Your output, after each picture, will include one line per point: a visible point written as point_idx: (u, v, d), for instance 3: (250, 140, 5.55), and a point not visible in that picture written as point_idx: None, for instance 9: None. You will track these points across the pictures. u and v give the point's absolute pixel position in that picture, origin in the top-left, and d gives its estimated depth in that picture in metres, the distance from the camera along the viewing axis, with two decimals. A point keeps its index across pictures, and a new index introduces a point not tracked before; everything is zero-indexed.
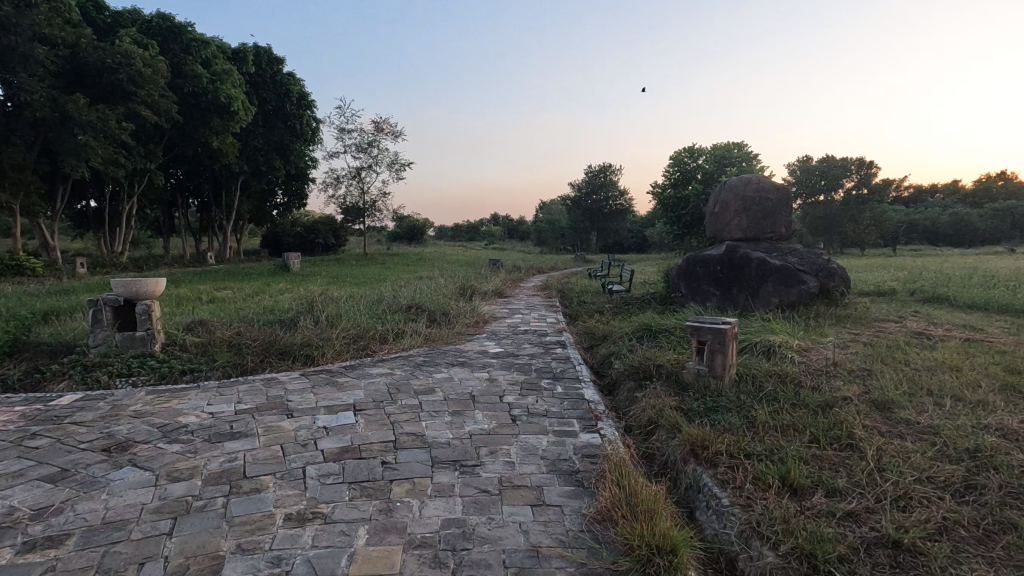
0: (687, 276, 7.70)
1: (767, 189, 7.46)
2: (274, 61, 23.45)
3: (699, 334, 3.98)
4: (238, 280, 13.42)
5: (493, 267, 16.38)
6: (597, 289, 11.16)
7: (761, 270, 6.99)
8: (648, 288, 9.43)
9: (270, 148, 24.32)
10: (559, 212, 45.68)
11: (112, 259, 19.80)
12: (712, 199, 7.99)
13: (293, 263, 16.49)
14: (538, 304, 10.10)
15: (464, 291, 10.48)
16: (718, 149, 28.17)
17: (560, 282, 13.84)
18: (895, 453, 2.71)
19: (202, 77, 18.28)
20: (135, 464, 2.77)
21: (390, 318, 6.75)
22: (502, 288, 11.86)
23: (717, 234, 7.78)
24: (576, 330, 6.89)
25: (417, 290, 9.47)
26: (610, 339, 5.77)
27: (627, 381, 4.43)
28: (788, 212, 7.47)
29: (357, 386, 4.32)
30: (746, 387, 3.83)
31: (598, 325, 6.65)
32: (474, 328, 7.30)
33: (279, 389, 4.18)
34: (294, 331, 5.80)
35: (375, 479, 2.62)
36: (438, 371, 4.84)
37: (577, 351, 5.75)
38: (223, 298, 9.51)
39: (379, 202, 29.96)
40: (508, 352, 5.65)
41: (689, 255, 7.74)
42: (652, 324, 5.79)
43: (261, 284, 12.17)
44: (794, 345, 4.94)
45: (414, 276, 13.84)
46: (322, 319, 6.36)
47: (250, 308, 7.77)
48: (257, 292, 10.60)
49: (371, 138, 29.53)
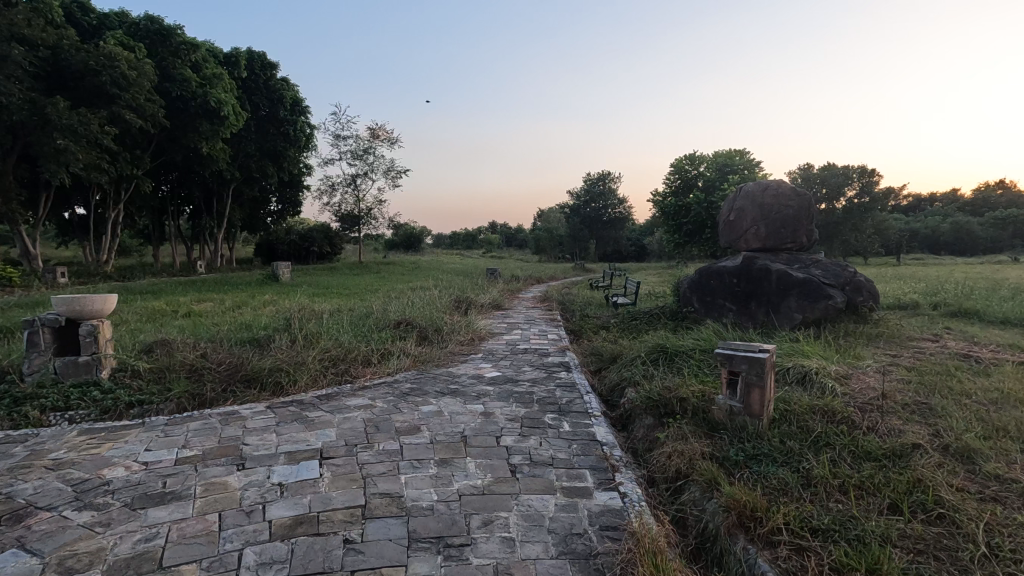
0: (701, 290, 7.12)
1: (786, 196, 6.85)
2: (267, 66, 22.94)
3: (733, 364, 3.36)
4: (223, 291, 12.78)
5: (490, 277, 15.79)
6: (600, 301, 10.56)
7: (783, 284, 6.40)
8: (655, 301, 8.85)
9: (262, 155, 23.75)
10: (557, 220, 45.25)
11: (97, 269, 19.16)
12: (727, 206, 7.40)
13: (282, 272, 15.86)
14: (537, 318, 9.51)
15: (459, 304, 9.87)
16: (720, 157, 27.71)
17: (560, 293, 13.27)
18: (1008, 533, 2.10)
19: (191, 81, 17.73)
20: (22, 545, 2.14)
21: (377, 337, 6.13)
22: (500, 299, 11.26)
23: (733, 245, 7.19)
24: (582, 349, 6.29)
25: (409, 304, 8.88)
26: (621, 363, 5.16)
27: (645, 416, 3.81)
28: (809, 221, 6.86)
29: (330, 423, 3.69)
30: (790, 428, 3.21)
31: (606, 344, 6.04)
32: (469, 347, 6.69)
33: (236, 428, 3.54)
34: (267, 353, 5.17)
35: (331, 570, 2.00)
36: (427, 402, 4.21)
37: (583, 376, 5.12)
38: (201, 311, 8.89)
39: (374, 209, 29.40)
40: (507, 378, 5.03)
41: (703, 267, 7.15)
42: (669, 345, 5.18)
43: (246, 295, 11.57)
44: (832, 372, 4.33)
45: (409, 287, 13.26)
46: (301, 338, 5.74)
47: (226, 325, 7.14)
48: (240, 304, 9.99)
49: (367, 145, 29.01)
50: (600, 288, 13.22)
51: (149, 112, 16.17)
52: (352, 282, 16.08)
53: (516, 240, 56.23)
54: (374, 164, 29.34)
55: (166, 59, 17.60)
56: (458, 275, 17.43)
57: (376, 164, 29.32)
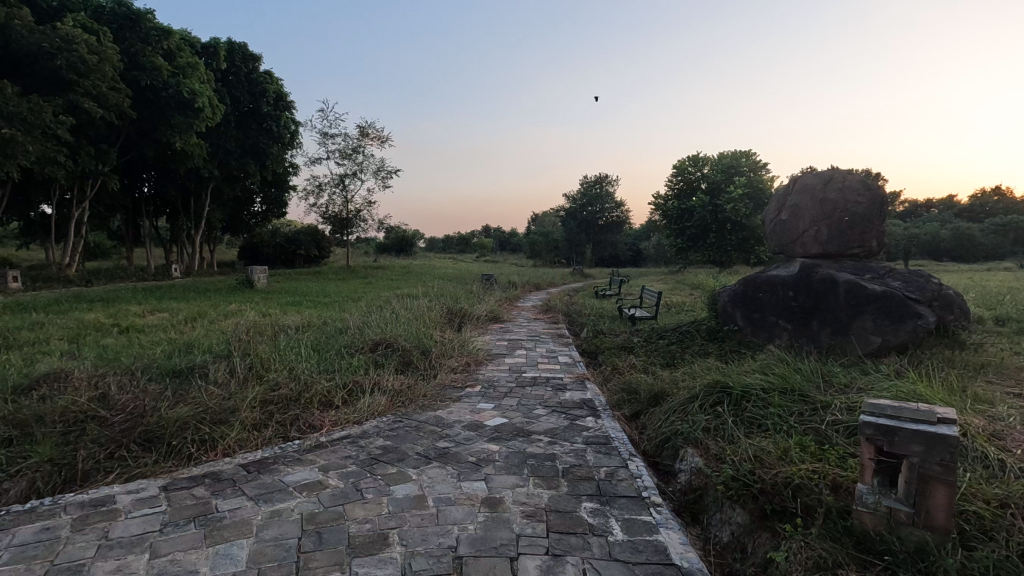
0: (747, 304, 5.87)
1: (854, 190, 5.56)
2: (249, 58, 21.58)
3: (896, 445, 2.08)
4: (185, 298, 11.37)
5: (484, 284, 14.49)
6: (612, 314, 9.27)
7: (855, 298, 5.15)
8: (681, 315, 7.60)
9: (243, 152, 22.34)
10: (553, 223, 44.09)
11: (60, 271, 17.64)
12: (776, 201, 6.16)
13: (258, 278, 14.48)
14: (543, 334, 8.22)
15: (452, 317, 8.57)
16: (725, 158, 26.46)
17: (564, 303, 11.96)
18: None
19: (163, 69, 16.32)
20: None
21: (346, 366, 4.76)
22: (498, 310, 9.95)
23: (785, 248, 5.91)
24: (609, 380, 5.01)
25: (394, 317, 7.56)
26: (668, 409, 3.86)
27: (737, 512, 2.50)
28: (882, 221, 5.54)
29: (247, 528, 2.32)
30: (1008, 560, 1.92)
31: (640, 376, 4.73)
32: (464, 376, 5.36)
33: (86, 543, 2.18)
34: (189, 391, 3.81)
35: None
36: (403, 479, 2.84)
37: (617, 425, 3.82)
38: (146, 326, 7.53)
39: (364, 211, 28.03)
40: (518, 430, 3.69)
41: (748, 276, 5.91)
42: (732, 382, 3.88)
43: (209, 304, 10.22)
44: (980, 430, 3.06)
45: (395, 295, 11.96)
46: (245, 366, 4.38)
47: (164, 346, 5.78)
48: (198, 316, 8.63)
49: (356, 143, 27.68)
50: (608, 297, 11.96)
51: (113, 102, 14.77)
52: (335, 288, 14.78)
53: (510, 243, 55.01)
54: (363, 164, 27.98)
55: (134, 46, 16.15)
56: (450, 281, 16.16)
57: (366, 164, 27.96)
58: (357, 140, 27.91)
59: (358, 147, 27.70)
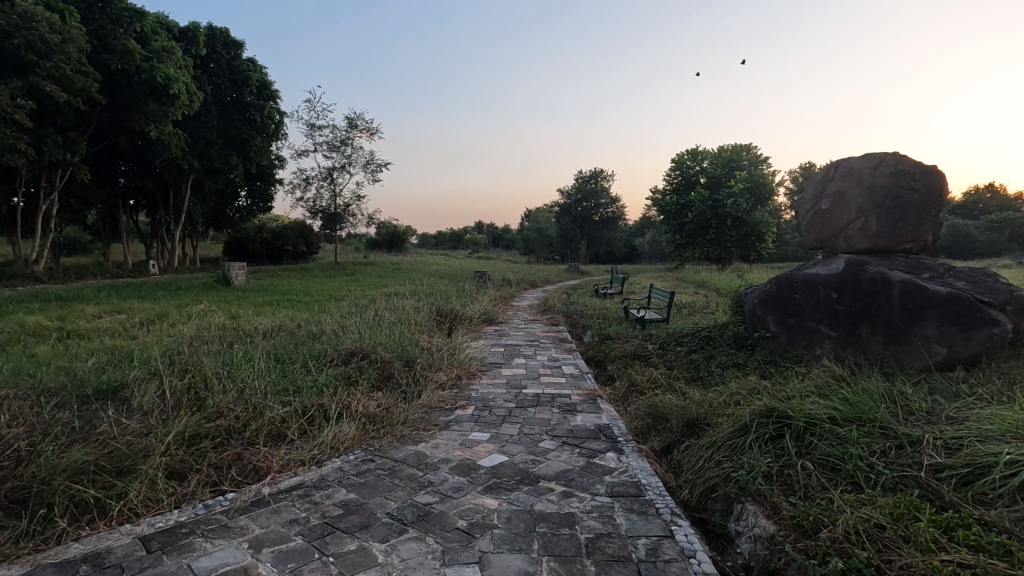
0: (780, 307, 5.09)
1: (908, 174, 4.74)
2: (231, 44, 20.61)
3: None
4: (150, 298, 10.46)
5: (477, 282, 13.68)
6: (617, 316, 8.48)
7: (915, 300, 4.38)
8: (696, 319, 6.83)
9: (225, 143, 21.35)
10: (547, 219, 43.32)
11: (26, 268, 16.61)
12: (814, 187, 5.39)
13: (235, 275, 13.61)
14: (541, 338, 7.43)
15: (441, 320, 7.78)
16: (724, 152, 25.70)
17: (562, 302, 11.16)
18: None
19: (136, 53, 15.32)
20: None
21: (310, 385, 3.93)
22: (492, 310, 9.14)
23: (826, 242, 5.13)
24: (627, 402, 4.20)
25: (376, 320, 6.75)
26: (711, 444, 3.06)
27: None
28: (940, 211, 4.73)
29: None
30: None
31: (667, 396, 3.93)
32: (454, 393, 4.53)
33: None
34: (97, 423, 2.96)
35: None
36: (363, 565, 2.01)
37: (647, 465, 3.02)
38: (95, 330, 6.68)
39: (353, 206, 27.10)
40: (522, 473, 2.88)
41: (782, 275, 5.12)
42: (790, 409, 3.08)
43: (175, 304, 9.38)
44: None
45: (381, 294, 11.12)
46: (183, 388, 3.55)
47: (99, 357, 4.92)
48: (158, 318, 7.78)
49: (344, 135, 26.72)
50: (609, 296, 11.19)
51: (80, 87, 13.79)
52: (318, 287, 13.92)
53: (503, 239, 54.20)
54: (352, 157, 27.04)
55: (104, 28, 15.17)
56: (441, 279, 15.33)
57: (355, 156, 27.01)
58: (346, 132, 26.94)
59: (346, 139, 26.76)
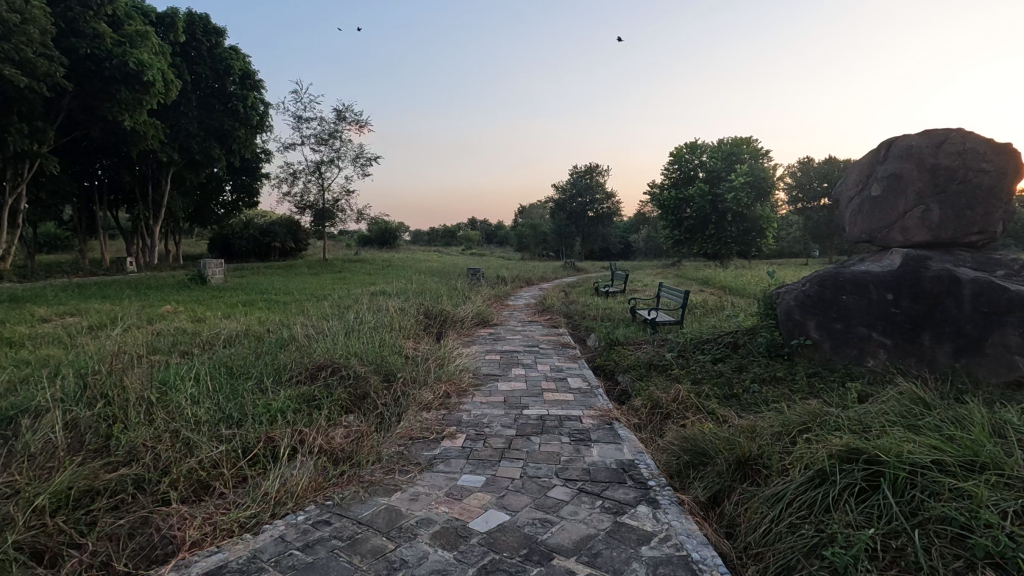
0: (822, 310, 4.36)
1: (977, 153, 4.00)
2: (212, 31, 19.64)
3: None
4: (114, 298, 9.62)
5: (470, 280, 12.90)
6: (623, 317, 7.72)
7: (992, 303, 3.64)
8: (715, 323, 6.12)
9: (206, 134, 20.40)
10: (541, 215, 42.60)
11: None
12: (858, 173, 4.67)
13: (212, 273, 12.81)
14: (541, 343, 6.68)
15: (430, 324, 7.03)
16: (724, 146, 25.00)
17: (560, 301, 10.40)
18: None
19: (107, 37, 14.37)
20: None
21: (261, 411, 3.16)
22: (486, 311, 8.37)
23: (876, 235, 4.39)
24: (653, 430, 3.48)
25: (356, 324, 5.97)
26: (777, 497, 2.32)
27: None
28: (1014, 200, 3.99)
29: None
30: None
31: (704, 423, 3.19)
32: (442, 416, 3.78)
33: None
34: None
35: None
36: None
37: (692, 528, 2.28)
38: (34, 336, 5.88)
39: (342, 200, 26.21)
40: (527, 544, 2.12)
41: (823, 273, 4.40)
42: (878, 449, 2.35)
43: (139, 306, 8.56)
44: None
45: (368, 293, 10.35)
46: (93, 419, 2.79)
47: (15, 372, 4.11)
48: (112, 322, 6.97)
49: (332, 127, 25.78)
50: (610, 295, 10.49)
51: (43, 72, 12.87)
52: (300, 285, 13.10)
53: (497, 236, 53.46)
54: (341, 150, 26.12)
55: (72, 10, 14.21)
56: (433, 276, 14.60)
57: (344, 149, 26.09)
58: (334, 124, 26.00)
59: (335, 132, 25.83)
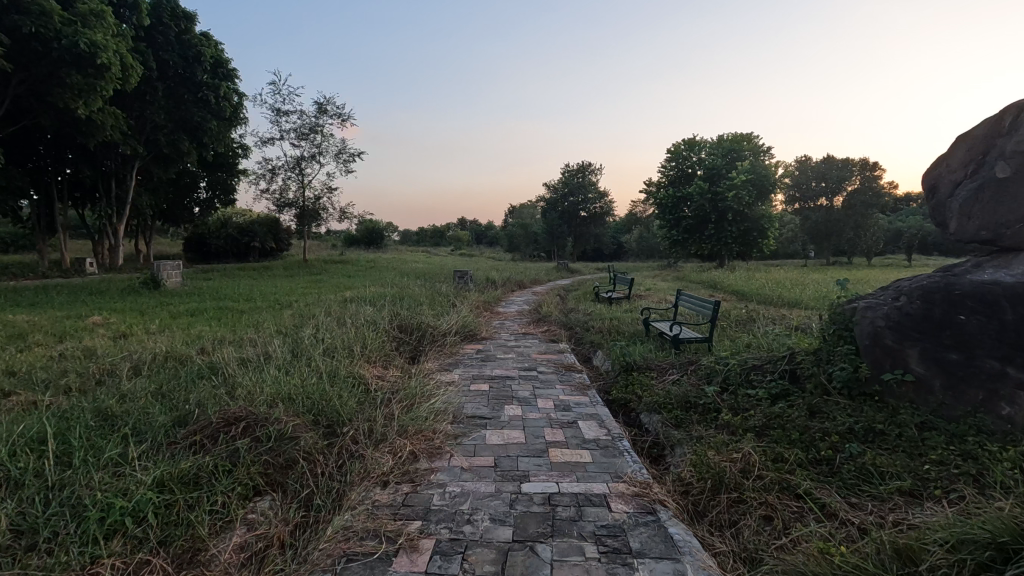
0: (929, 333, 3.19)
1: None
2: (182, 16, 18.15)
3: None
4: (39, 306, 8.23)
5: (457, 283, 11.67)
6: (636, 332, 6.50)
7: None
8: (758, 342, 4.93)
9: (174, 126, 18.95)
10: (532, 215, 41.32)
11: None
12: (970, 149, 3.52)
13: (169, 277, 11.46)
14: (541, 364, 5.46)
15: (404, 343, 5.77)
16: (724, 142, 24.00)
17: (558, 309, 9.17)
18: None
19: (55, 14, 12.85)
20: None
21: (90, 522, 1.92)
22: (474, 322, 7.12)
23: (1003, 231, 3.22)
24: (727, 535, 2.27)
25: (308, 346, 4.69)
26: None
27: None
28: None
29: None
30: None
31: (818, 540, 1.99)
32: (402, 499, 2.54)
33: None
34: None
35: None
36: None
37: None
38: None
39: (324, 198, 24.83)
40: None
41: (934, 285, 3.21)
42: None
43: (63, 316, 7.20)
44: None
45: (342, 299, 9.08)
46: None
47: None
48: (13, 339, 5.65)
49: (313, 121, 24.41)
50: (615, 302, 9.24)
51: None
52: (269, 290, 11.79)
53: (486, 237, 52.23)
54: (322, 145, 24.76)
55: None
56: (417, 280, 13.35)
57: (326, 144, 24.73)
58: (315, 118, 24.63)
59: (316, 126, 24.45)
